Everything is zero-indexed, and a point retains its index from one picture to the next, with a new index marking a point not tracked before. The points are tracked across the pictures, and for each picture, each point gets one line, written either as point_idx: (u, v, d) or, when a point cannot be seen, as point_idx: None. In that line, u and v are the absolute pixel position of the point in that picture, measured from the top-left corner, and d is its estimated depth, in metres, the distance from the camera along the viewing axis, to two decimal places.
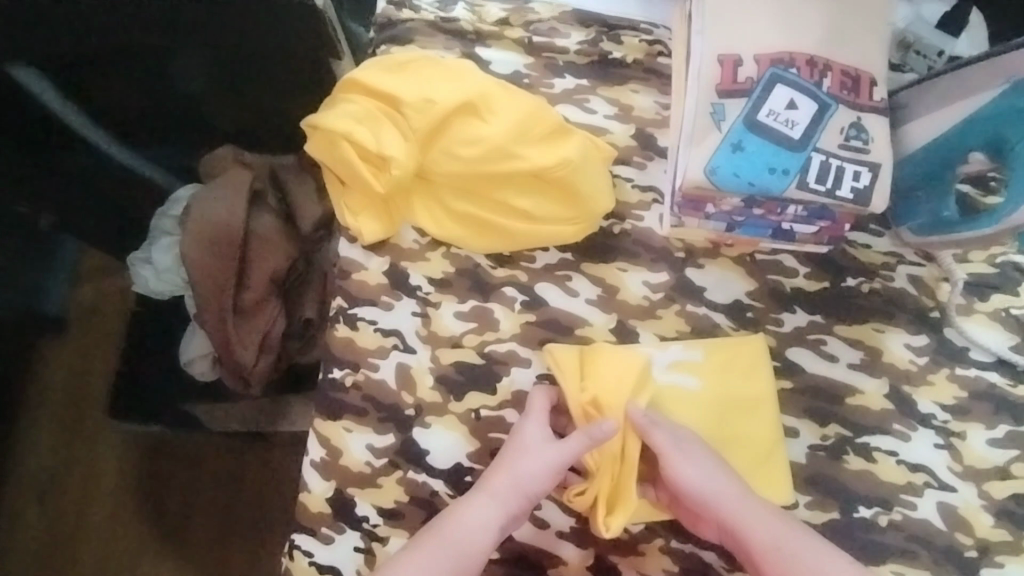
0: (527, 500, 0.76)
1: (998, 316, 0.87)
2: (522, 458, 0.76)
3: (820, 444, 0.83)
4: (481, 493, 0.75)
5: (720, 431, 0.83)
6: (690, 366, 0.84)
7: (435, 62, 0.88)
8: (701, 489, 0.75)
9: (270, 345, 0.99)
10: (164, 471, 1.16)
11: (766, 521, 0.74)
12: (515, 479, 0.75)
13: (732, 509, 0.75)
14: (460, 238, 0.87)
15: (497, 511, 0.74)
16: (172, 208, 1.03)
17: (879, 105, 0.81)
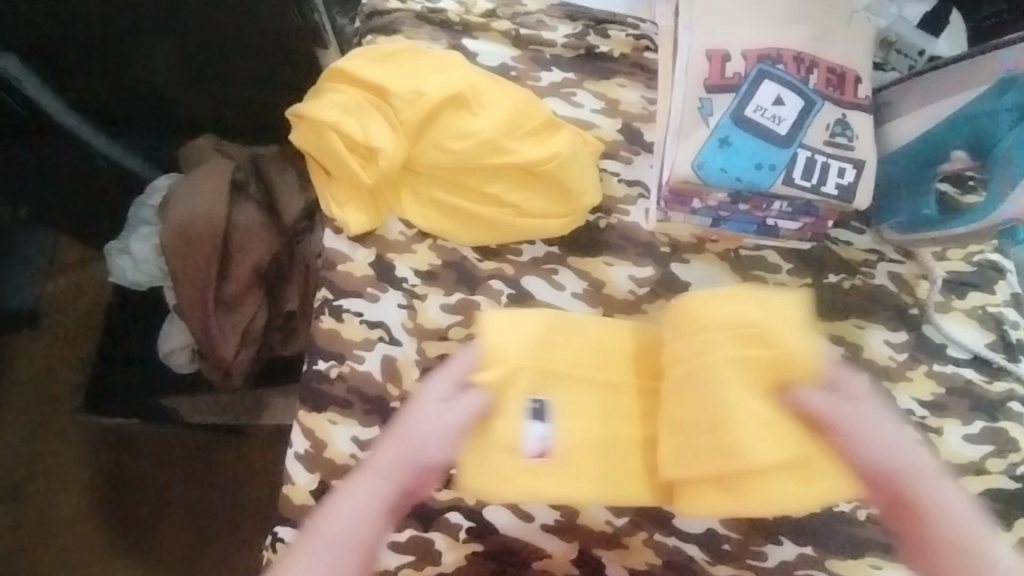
0: (420, 473, 0.67)
1: (974, 314, 0.88)
2: (413, 423, 0.69)
3: None
4: (363, 471, 0.67)
5: None
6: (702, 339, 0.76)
7: (423, 53, 0.87)
8: (909, 462, 0.65)
9: (252, 337, 0.98)
10: (142, 465, 1.14)
11: (950, 506, 0.63)
12: (389, 450, 0.67)
13: (924, 488, 0.64)
14: (446, 230, 0.87)
15: (387, 484, 0.66)
16: (151, 197, 1.02)
17: (864, 103, 0.82)
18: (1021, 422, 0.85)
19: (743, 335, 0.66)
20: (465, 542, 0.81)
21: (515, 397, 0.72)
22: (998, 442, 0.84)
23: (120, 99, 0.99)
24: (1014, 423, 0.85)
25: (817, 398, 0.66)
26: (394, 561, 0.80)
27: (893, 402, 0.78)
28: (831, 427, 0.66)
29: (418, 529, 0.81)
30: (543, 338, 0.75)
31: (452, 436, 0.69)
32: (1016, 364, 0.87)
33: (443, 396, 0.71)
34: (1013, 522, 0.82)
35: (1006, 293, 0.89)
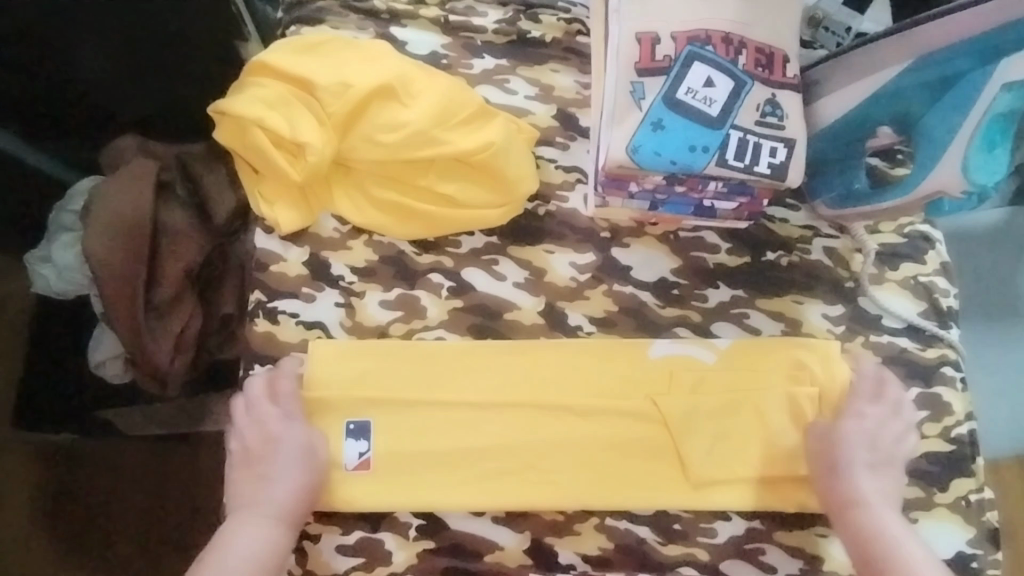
0: (294, 489, 0.76)
1: (907, 284, 0.90)
2: (257, 467, 0.77)
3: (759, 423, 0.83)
4: (248, 519, 0.75)
5: (659, 434, 0.83)
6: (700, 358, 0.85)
7: (347, 44, 0.85)
8: (858, 494, 0.79)
9: (187, 344, 0.94)
10: (79, 481, 1.09)
11: (899, 538, 0.76)
12: (279, 492, 0.76)
13: (872, 515, 0.78)
14: (381, 225, 0.85)
15: (261, 520, 0.75)
16: (71, 203, 0.98)
17: (793, 82, 0.82)
18: (954, 386, 0.87)
19: (786, 373, 0.85)
20: (416, 540, 0.81)
21: (461, 409, 0.82)
22: (933, 408, 0.87)
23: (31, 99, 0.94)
24: (947, 388, 0.87)
25: (820, 429, 0.82)
26: (344, 563, 0.79)
27: (838, 415, 0.83)
28: (817, 468, 0.81)
29: (367, 530, 0.80)
30: (464, 359, 0.83)
31: (294, 474, 0.77)
32: (948, 331, 0.88)
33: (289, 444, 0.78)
34: (949, 483, 0.85)
35: (936, 262, 0.91)
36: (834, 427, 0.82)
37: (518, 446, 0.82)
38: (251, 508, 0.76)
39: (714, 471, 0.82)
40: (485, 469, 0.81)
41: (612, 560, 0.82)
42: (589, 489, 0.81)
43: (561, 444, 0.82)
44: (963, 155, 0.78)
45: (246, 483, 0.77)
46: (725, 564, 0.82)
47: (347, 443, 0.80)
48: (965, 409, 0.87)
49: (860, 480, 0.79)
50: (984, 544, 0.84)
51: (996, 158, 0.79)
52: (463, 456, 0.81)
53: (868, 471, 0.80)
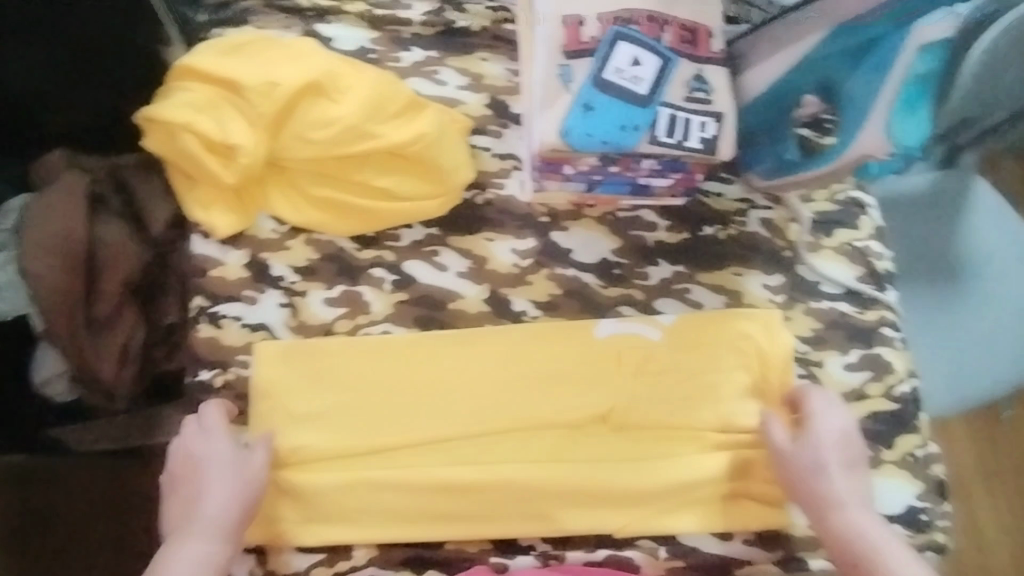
0: (201, 504, 0.74)
1: (844, 250, 0.92)
2: (177, 490, 0.76)
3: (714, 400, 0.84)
4: (189, 535, 0.72)
5: (634, 413, 0.83)
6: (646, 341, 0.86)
7: (273, 43, 0.84)
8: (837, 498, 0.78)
9: (131, 356, 0.94)
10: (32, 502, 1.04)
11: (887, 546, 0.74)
12: (217, 507, 0.73)
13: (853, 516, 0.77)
14: (320, 223, 0.85)
15: (205, 540, 0.72)
16: (4, 221, 0.94)
17: (718, 57, 0.84)
18: (893, 345, 0.89)
19: (735, 346, 0.86)
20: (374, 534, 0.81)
21: (420, 400, 0.82)
22: (875, 367, 0.88)
23: None
24: (887, 348, 0.89)
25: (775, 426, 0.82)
26: (304, 561, 0.80)
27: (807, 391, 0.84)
28: (787, 464, 0.81)
29: None
30: (415, 350, 0.83)
31: (214, 492, 0.74)
32: (885, 293, 0.90)
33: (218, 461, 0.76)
34: (895, 440, 0.87)
35: (870, 226, 0.93)
36: (811, 446, 0.80)
37: (485, 433, 0.82)
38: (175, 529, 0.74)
39: (659, 446, 0.83)
40: (436, 458, 0.81)
41: (572, 540, 0.82)
42: (540, 471, 0.81)
43: (511, 427, 0.82)
44: (886, 118, 0.80)
45: (177, 505, 0.75)
46: (683, 536, 0.83)
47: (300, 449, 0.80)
48: (906, 367, 0.89)
49: (832, 483, 0.79)
50: (932, 497, 0.86)
51: (918, 120, 0.80)
52: (429, 448, 0.81)
53: (841, 471, 0.79)
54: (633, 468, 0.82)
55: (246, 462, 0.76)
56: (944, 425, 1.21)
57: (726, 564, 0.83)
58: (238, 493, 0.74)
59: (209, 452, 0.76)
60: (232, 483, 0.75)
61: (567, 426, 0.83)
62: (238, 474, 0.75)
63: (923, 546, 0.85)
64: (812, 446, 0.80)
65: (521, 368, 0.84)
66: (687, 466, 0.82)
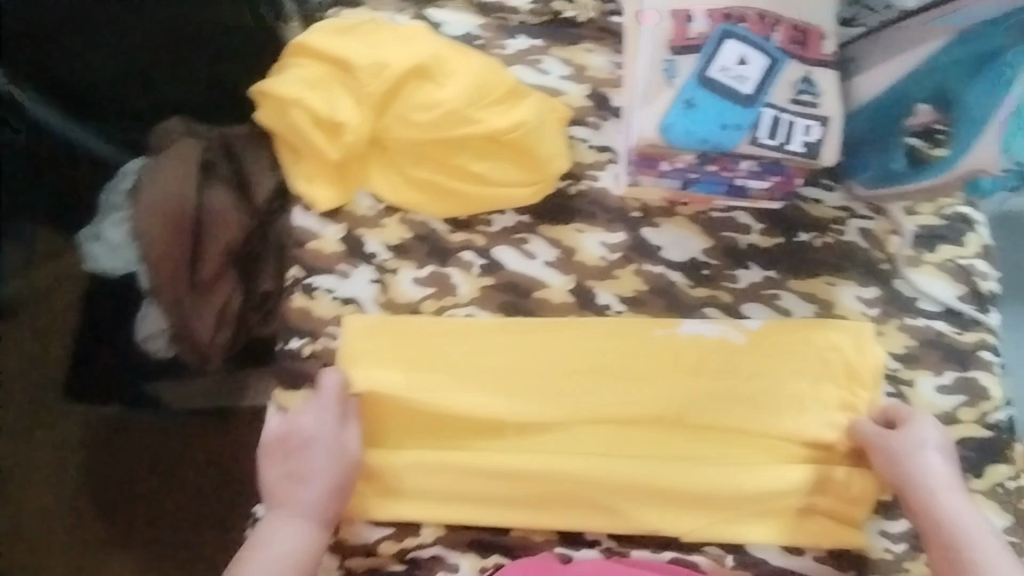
0: (312, 486, 0.78)
1: (946, 267, 0.88)
2: (283, 460, 0.79)
3: (797, 410, 0.83)
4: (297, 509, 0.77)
5: (712, 412, 0.83)
6: (728, 343, 0.85)
7: (387, 25, 0.86)
8: (950, 517, 0.76)
9: (228, 318, 0.99)
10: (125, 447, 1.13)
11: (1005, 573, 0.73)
12: (316, 501, 0.78)
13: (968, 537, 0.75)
14: (414, 203, 0.87)
15: (307, 526, 0.77)
16: (121, 181, 1.03)
17: (829, 59, 0.81)
18: (992, 371, 0.86)
19: (824, 356, 0.84)
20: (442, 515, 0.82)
21: (496, 386, 0.83)
22: (970, 393, 0.85)
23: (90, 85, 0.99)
24: (985, 372, 0.86)
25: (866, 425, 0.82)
26: (375, 531, 0.82)
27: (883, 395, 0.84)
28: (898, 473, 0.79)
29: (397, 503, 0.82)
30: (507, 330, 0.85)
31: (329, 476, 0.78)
32: (987, 315, 0.87)
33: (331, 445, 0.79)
34: (984, 469, 0.84)
35: (977, 245, 0.89)
36: (912, 455, 0.79)
37: (561, 418, 0.83)
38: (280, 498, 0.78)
39: (736, 451, 0.82)
40: (511, 443, 0.82)
41: (638, 538, 0.82)
42: (612, 467, 0.81)
43: (586, 420, 0.83)
44: (1004, 133, 0.76)
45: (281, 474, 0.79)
46: (753, 546, 0.82)
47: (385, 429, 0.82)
48: (1002, 395, 0.85)
49: (943, 501, 0.77)
50: (1021, 532, 0.82)
51: None
52: (505, 431, 0.83)
53: (951, 491, 0.78)
54: (706, 467, 0.82)
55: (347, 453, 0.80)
56: None
57: None
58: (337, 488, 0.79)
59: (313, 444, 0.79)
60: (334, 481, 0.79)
61: (643, 421, 0.83)
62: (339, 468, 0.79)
63: None
64: (910, 455, 0.79)
65: (601, 362, 0.84)
66: (762, 473, 0.81)
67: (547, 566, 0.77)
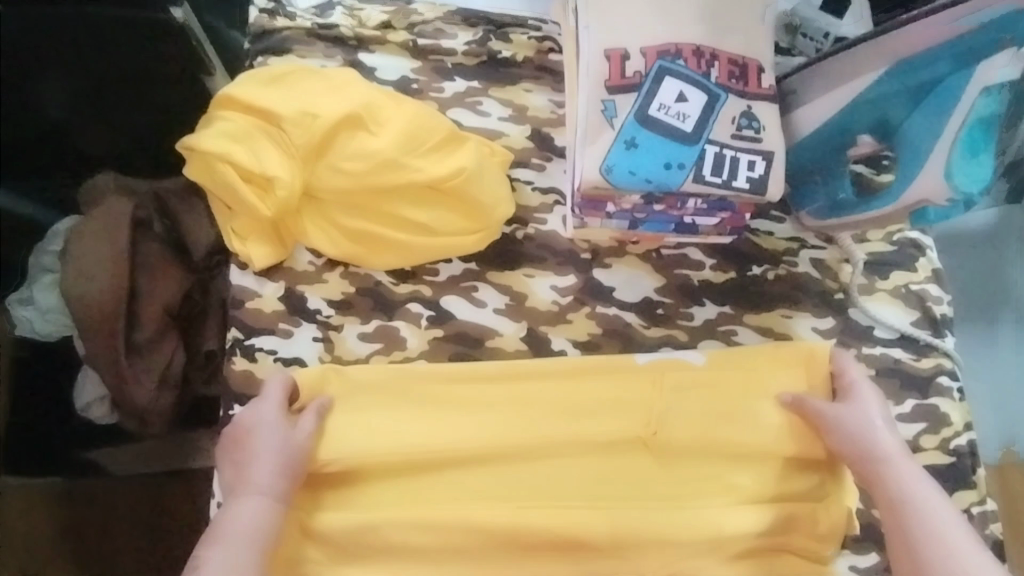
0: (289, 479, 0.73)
1: (898, 293, 0.88)
2: (261, 445, 0.73)
3: (768, 450, 0.80)
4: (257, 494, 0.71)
5: (679, 448, 0.80)
6: (692, 378, 0.82)
7: (316, 74, 0.84)
8: (893, 481, 0.75)
9: (171, 380, 0.93)
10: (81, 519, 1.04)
11: (940, 530, 0.71)
12: (264, 470, 0.72)
13: (905, 497, 0.73)
14: (358, 257, 0.83)
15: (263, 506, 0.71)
16: (51, 243, 0.95)
17: (768, 92, 0.81)
18: (950, 397, 0.85)
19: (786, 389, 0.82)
20: None
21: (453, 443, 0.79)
22: (930, 419, 0.84)
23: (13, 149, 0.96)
24: (944, 399, 0.84)
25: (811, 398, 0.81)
26: None
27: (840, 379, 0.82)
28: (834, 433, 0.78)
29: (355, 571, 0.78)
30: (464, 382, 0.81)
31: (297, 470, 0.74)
32: (942, 339, 0.86)
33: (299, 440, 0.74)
34: (951, 498, 0.82)
35: (927, 269, 0.89)
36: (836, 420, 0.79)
37: (520, 476, 0.79)
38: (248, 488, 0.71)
39: (704, 494, 0.80)
40: (470, 498, 0.78)
41: None
42: (577, 520, 0.77)
43: (547, 467, 0.80)
44: (946, 162, 0.76)
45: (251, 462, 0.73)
46: None
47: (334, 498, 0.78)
48: (962, 420, 0.84)
49: (887, 466, 0.76)
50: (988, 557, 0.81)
51: (980, 164, 0.77)
52: (463, 489, 0.79)
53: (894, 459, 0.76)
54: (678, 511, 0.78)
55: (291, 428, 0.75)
56: None
57: None
58: (283, 454, 0.73)
59: (263, 423, 0.75)
60: (279, 447, 0.73)
61: (605, 468, 0.80)
62: (283, 439, 0.74)
63: None
64: (851, 408, 0.79)
65: (561, 419, 0.80)
66: (734, 518, 0.78)
67: None
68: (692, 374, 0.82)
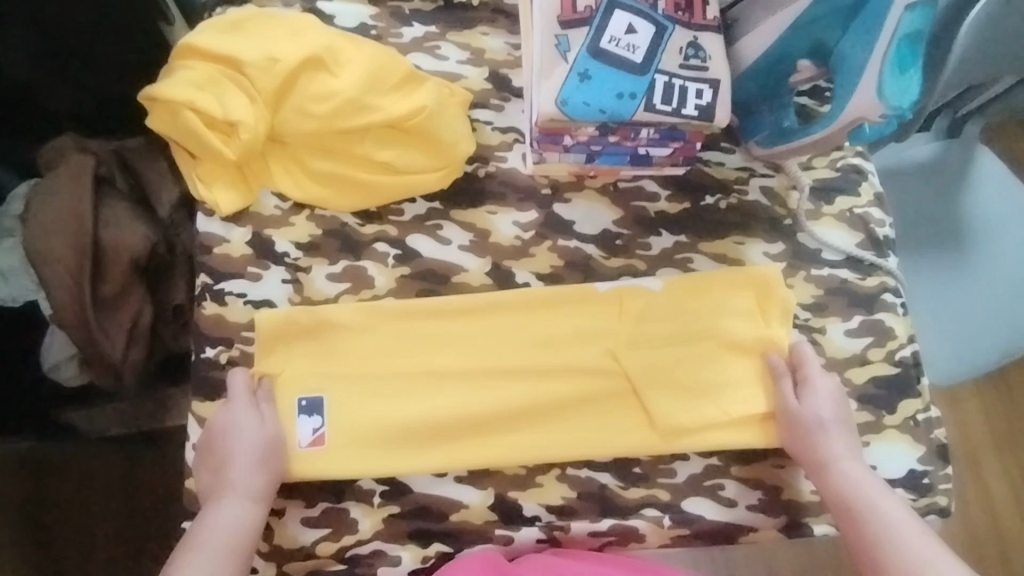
0: (273, 476, 0.76)
1: (844, 217, 0.92)
2: (232, 439, 0.76)
3: (728, 363, 0.85)
4: (223, 497, 0.74)
5: (653, 364, 0.84)
6: (658, 301, 0.86)
7: (273, 19, 0.85)
8: (820, 419, 0.81)
9: (139, 335, 0.93)
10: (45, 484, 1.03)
11: (846, 458, 0.80)
12: (249, 472, 0.75)
13: (825, 436, 0.80)
14: (324, 199, 0.85)
15: (244, 504, 0.74)
16: (12, 207, 0.93)
17: (713, 24, 0.84)
18: (895, 312, 0.89)
19: (747, 312, 0.87)
20: (381, 506, 0.80)
21: (426, 381, 0.82)
22: (876, 333, 0.89)
23: None
24: (889, 314, 0.89)
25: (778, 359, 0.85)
26: (312, 535, 0.79)
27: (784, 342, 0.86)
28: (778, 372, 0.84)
29: (331, 501, 0.80)
30: (429, 314, 0.84)
31: (266, 464, 0.76)
32: (885, 259, 0.91)
33: (265, 439, 0.77)
34: (897, 406, 0.87)
35: (870, 193, 0.93)
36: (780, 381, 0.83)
37: (490, 405, 0.82)
38: (224, 489, 0.75)
39: (681, 407, 0.83)
40: (443, 425, 0.81)
41: (577, 509, 0.82)
42: (542, 440, 0.81)
43: (518, 394, 0.82)
44: (877, 78, 0.78)
45: (212, 467, 0.76)
46: (687, 503, 0.83)
47: (300, 420, 0.79)
48: (907, 333, 0.89)
49: (819, 405, 0.81)
50: (935, 461, 0.86)
51: (910, 79, 0.78)
52: (435, 419, 0.81)
53: (825, 397, 0.82)
54: (643, 424, 0.83)
55: (269, 430, 0.77)
56: (953, 397, 1.22)
57: (730, 532, 0.82)
58: (263, 458, 0.76)
59: (233, 411, 0.77)
60: (258, 446, 0.76)
61: (580, 390, 0.83)
62: (263, 442, 0.76)
63: (924, 509, 0.85)
64: (806, 381, 0.83)
65: (528, 347, 0.84)
66: (698, 425, 0.82)
67: (490, 559, 0.75)
68: (654, 296, 0.86)
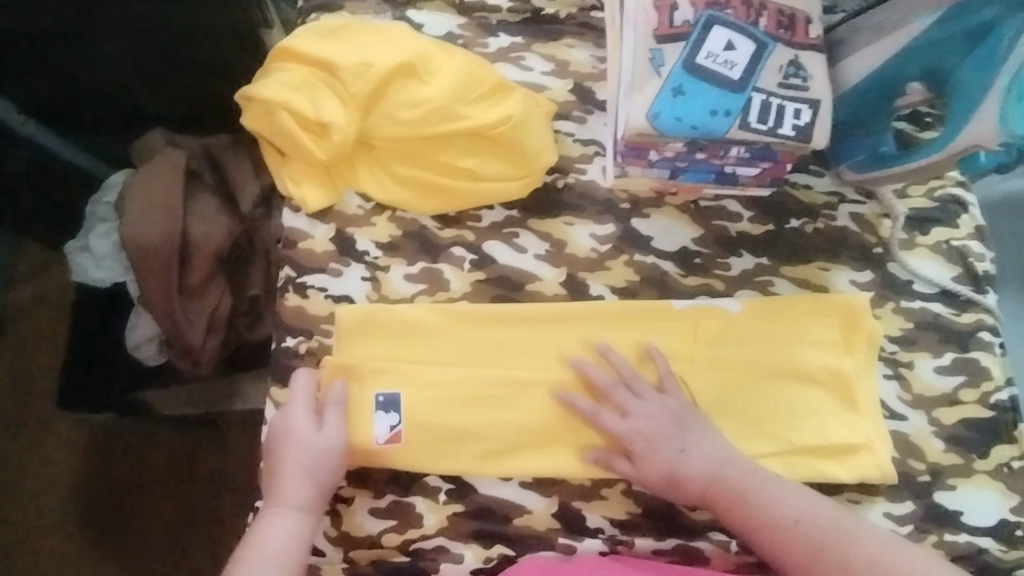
0: (325, 486, 0.76)
1: (939, 248, 0.88)
2: (286, 450, 0.76)
3: (810, 389, 0.82)
4: (276, 508, 0.75)
5: (732, 383, 0.82)
6: (737, 322, 0.84)
7: (367, 27, 0.88)
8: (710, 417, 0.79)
9: (218, 324, 0.97)
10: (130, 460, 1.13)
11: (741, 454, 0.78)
12: (296, 483, 0.75)
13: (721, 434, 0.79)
14: (406, 201, 0.87)
15: (296, 515, 0.74)
16: (107, 194, 1.00)
17: (816, 42, 0.82)
18: (992, 351, 0.84)
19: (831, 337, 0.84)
20: (446, 504, 0.80)
21: (494, 387, 0.81)
22: (970, 372, 0.84)
23: (80, 112, 1.02)
24: (985, 353, 0.84)
25: (857, 375, 0.82)
26: (378, 526, 0.79)
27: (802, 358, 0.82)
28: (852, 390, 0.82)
29: (399, 495, 0.80)
30: (501, 319, 0.84)
31: (317, 475, 0.76)
32: (983, 295, 0.86)
33: (319, 448, 0.77)
34: (989, 451, 0.82)
35: (969, 226, 0.89)
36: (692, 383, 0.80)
37: (556, 415, 0.81)
38: (277, 501, 0.75)
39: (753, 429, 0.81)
40: (509, 431, 0.81)
41: (641, 526, 0.80)
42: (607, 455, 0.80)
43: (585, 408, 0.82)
44: (1001, 106, 0.74)
45: (266, 476, 0.77)
46: None
47: (378, 415, 0.80)
48: (1003, 375, 0.84)
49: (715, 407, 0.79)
50: None
51: None
52: (502, 425, 0.81)
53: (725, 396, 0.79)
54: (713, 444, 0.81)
55: (319, 437, 0.77)
56: None
57: None
58: (314, 467, 0.76)
59: (287, 419, 0.78)
60: (310, 455, 0.76)
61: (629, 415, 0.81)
62: (312, 452, 0.76)
63: (1017, 563, 0.79)
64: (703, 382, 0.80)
65: (599, 360, 0.83)
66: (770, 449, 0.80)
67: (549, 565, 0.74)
68: (730, 317, 0.84)
